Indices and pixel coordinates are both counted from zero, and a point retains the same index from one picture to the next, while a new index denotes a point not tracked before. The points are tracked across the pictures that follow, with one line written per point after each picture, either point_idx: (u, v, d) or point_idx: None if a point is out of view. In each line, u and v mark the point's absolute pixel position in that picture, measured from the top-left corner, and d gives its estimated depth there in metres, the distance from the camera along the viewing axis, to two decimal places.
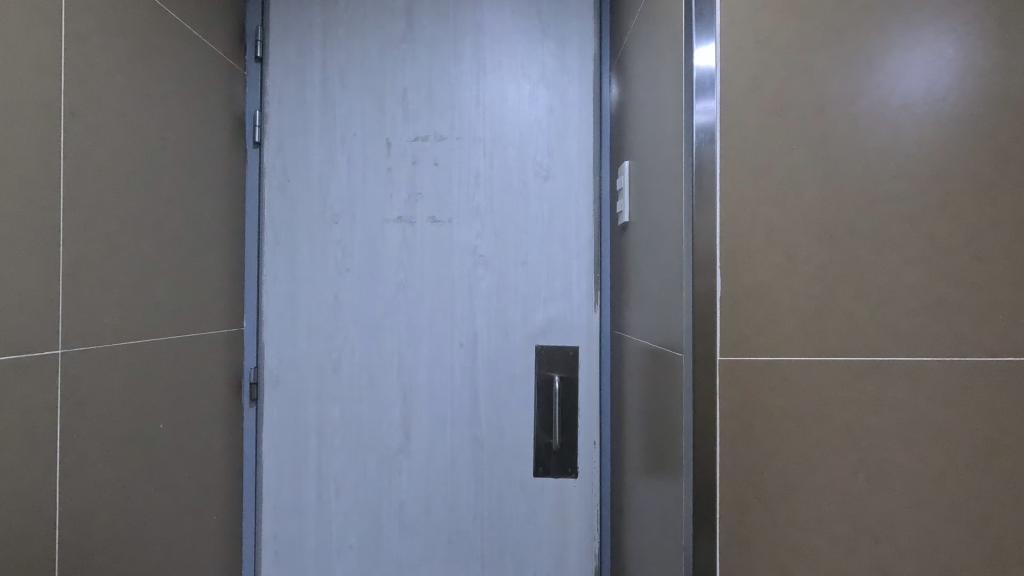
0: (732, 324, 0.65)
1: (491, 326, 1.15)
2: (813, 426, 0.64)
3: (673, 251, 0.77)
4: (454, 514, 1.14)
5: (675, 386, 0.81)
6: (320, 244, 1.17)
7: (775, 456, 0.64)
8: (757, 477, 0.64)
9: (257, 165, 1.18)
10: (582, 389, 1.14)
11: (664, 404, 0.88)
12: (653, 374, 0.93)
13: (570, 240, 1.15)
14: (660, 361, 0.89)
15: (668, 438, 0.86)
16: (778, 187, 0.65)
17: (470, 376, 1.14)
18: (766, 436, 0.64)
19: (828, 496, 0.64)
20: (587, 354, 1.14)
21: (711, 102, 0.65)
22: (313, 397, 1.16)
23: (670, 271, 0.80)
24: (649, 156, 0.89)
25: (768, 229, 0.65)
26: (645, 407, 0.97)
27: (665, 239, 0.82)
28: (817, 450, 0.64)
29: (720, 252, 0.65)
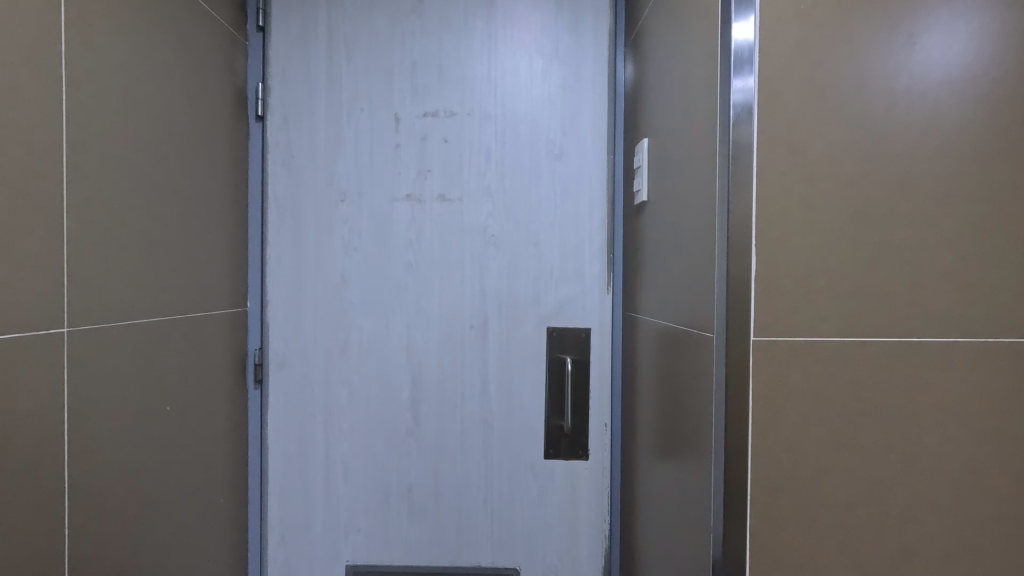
0: (767, 305, 0.63)
1: (503, 308, 1.13)
2: (844, 408, 0.63)
3: (696, 232, 0.75)
4: (464, 497, 1.13)
5: (691, 369, 0.80)
6: (327, 223, 1.13)
7: (806, 439, 0.63)
8: (788, 460, 0.63)
9: (259, 140, 1.14)
10: (594, 370, 1.12)
11: (678, 386, 0.87)
12: (668, 355, 0.91)
13: (583, 222, 1.13)
14: (675, 343, 0.88)
15: (683, 420, 0.85)
16: (815, 164, 0.63)
17: (481, 358, 1.13)
18: (798, 418, 0.63)
19: (857, 479, 0.63)
20: (599, 336, 1.13)
21: (750, 78, 0.63)
22: (319, 379, 1.13)
23: (691, 252, 0.78)
24: (670, 134, 0.87)
25: (805, 207, 0.63)
26: (659, 389, 0.96)
27: (686, 219, 0.80)
28: (848, 432, 0.63)
29: (755, 231, 0.63)
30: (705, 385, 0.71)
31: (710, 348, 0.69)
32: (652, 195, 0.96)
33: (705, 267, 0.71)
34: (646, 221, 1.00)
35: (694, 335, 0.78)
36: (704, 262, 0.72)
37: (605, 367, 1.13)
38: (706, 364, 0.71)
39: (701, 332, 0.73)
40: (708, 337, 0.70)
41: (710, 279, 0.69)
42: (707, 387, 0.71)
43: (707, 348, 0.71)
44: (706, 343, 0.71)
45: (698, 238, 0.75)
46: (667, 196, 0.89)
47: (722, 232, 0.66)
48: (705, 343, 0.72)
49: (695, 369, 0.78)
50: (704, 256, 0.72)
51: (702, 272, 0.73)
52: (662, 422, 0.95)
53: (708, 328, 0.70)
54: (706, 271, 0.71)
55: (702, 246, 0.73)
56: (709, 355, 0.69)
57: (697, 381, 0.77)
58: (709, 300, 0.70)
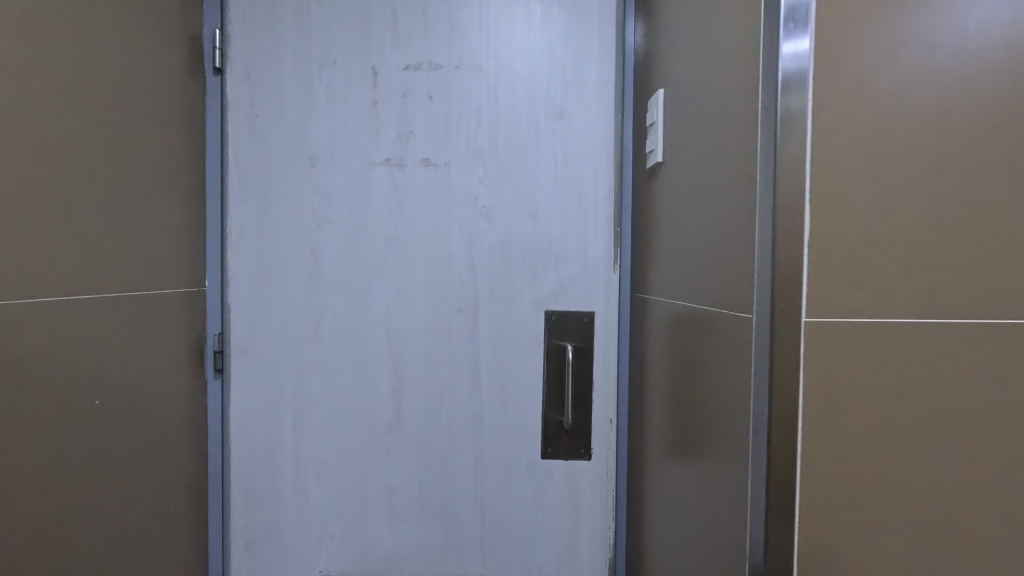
0: (823, 279, 0.51)
1: (496, 287, 0.99)
2: (914, 405, 0.51)
3: (726, 191, 0.61)
4: (451, 500, 1.00)
5: (713, 359, 0.67)
6: (296, 192, 1.00)
7: (864, 441, 0.52)
8: (843, 465, 0.52)
9: (218, 96, 1.00)
10: (598, 359, 0.99)
11: (697, 379, 0.74)
12: (685, 342, 0.78)
13: (587, 190, 0.99)
14: (694, 329, 0.74)
15: (703, 419, 0.72)
16: (885, 102, 0.50)
17: (471, 345, 1.00)
18: (856, 418, 0.51)
19: (927, 491, 0.52)
20: (604, 320, 1.00)
21: (804, 40, 0.50)
22: (288, 367, 1.01)
23: (717, 217, 0.64)
24: (691, 78, 0.73)
25: (868, 155, 0.50)
26: (674, 380, 0.83)
27: (710, 178, 0.67)
28: (918, 434, 0.51)
29: (809, 187, 0.51)
30: (737, 377, 0.58)
31: (746, 332, 0.56)
32: (667, 156, 0.82)
33: (740, 234, 0.58)
34: (658, 186, 0.87)
35: (719, 317, 0.64)
36: (737, 227, 0.59)
37: (611, 355, 1.00)
38: (739, 352, 0.58)
39: (733, 314, 0.60)
40: (744, 319, 0.57)
41: (748, 247, 0.56)
42: (740, 380, 0.58)
43: (741, 333, 0.57)
44: (741, 327, 0.57)
45: (728, 199, 0.61)
46: (687, 154, 0.75)
47: (767, 186, 0.52)
48: (738, 327, 0.58)
49: (719, 358, 0.65)
50: (739, 220, 0.58)
51: (735, 240, 0.59)
52: (675, 416, 0.82)
53: (743, 308, 0.57)
54: (741, 239, 0.57)
55: (735, 207, 0.59)
56: (744, 341, 0.56)
57: (722, 373, 0.64)
58: (746, 273, 0.56)
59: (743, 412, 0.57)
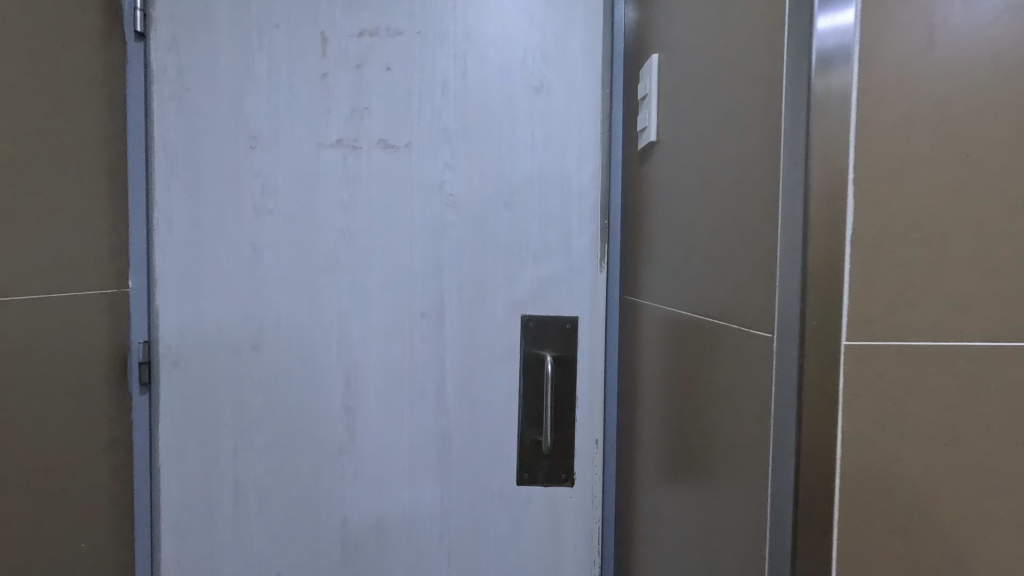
0: (871, 288, 0.39)
1: (465, 289, 0.86)
2: (978, 451, 0.40)
3: (739, 172, 0.48)
4: (413, 531, 0.88)
5: (717, 382, 0.54)
6: (233, 177, 0.86)
7: (916, 497, 0.40)
8: (889, 526, 0.40)
9: (142, 66, 0.86)
10: (581, 371, 0.87)
11: (696, 403, 0.61)
12: (681, 357, 0.66)
13: (570, 176, 0.86)
14: (693, 342, 0.62)
15: (703, 451, 0.59)
16: (952, 57, 0.38)
17: (436, 355, 0.87)
18: (906, 466, 0.40)
19: (991, 557, 0.41)
20: (589, 326, 0.87)
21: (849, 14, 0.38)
22: (227, 380, 0.88)
23: (725, 206, 0.51)
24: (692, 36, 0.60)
25: (924, 127, 0.39)
26: (668, 401, 0.71)
27: (716, 157, 0.53)
28: (983, 487, 0.40)
29: (854, 166, 0.39)
30: (753, 412, 0.46)
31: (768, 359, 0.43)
32: (662, 135, 0.69)
33: (757, 226, 0.45)
34: (651, 171, 0.75)
35: (726, 330, 0.52)
36: (754, 218, 0.45)
37: (597, 366, 0.87)
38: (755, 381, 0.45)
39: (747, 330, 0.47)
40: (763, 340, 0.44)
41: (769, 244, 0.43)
42: (755, 416, 0.45)
43: (758, 357, 0.44)
44: (759, 348, 0.44)
45: (742, 183, 0.48)
46: (686, 129, 0.62)
47: (798, 162, 0.39)
48: (754, 348, 0.45)
49: (725, 381, 0.52)
50: (757, 207, 0.45)
51: (752, 234, 0.46)
52: (671, 443, 0.70)
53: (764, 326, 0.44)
54: (762, 233, 0.44)
55: (750, 193, 0.46)
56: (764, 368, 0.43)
57: (728, 401, 0.52)
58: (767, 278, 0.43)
59: (762, 456, 0.44)
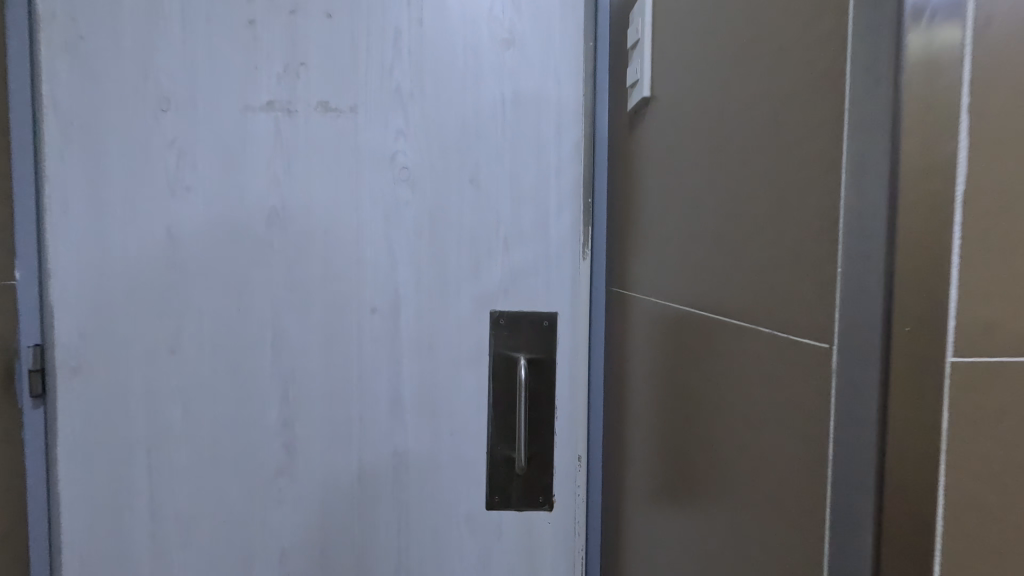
0: (990, 276, 0.27)
1: (423, 279, 0.73)
2: None
3: (772, 116, 0.35)
4: (364, 565, 0.75)
5: (729, 400, 0.42)
6: (142, 146, 0.72)
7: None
8: None
9: (26, 10, 0.70)
10: (562, 375, 0.74)
11: (698, 422, 0.49)
12: (680, 363, 0.53)
13: (546, 147, 0.73)
14: (695, 347, 0.50)
15: (707, 485, 0.47)
16: None
17: (389, 357, 0.73)
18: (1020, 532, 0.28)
19: None
20: (570, 323, 0.74)
21: None
22: (139, 390, 0.73)
23: (747, 165, 0.38)
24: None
25: None
26: (663, 412, 0.59)
27: (734, 102, 0.40)
28: None
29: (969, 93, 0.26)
30: (794, 447, 0.33)
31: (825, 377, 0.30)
32: (658, 89, 0.57)
33: (804, 187, 0.32)
34: (643, 137, 0.62)
35: (747, 334, 0.39)
36: (798, 178, 0.32)
37: (581, 370, 0.75)
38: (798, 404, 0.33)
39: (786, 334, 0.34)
40: (816, 349, 0.31)
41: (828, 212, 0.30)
42: (798, 454, 0.33)
43: (808, 372, 0.32)
44: (809, 360, 0.32)
45: (775, 131, 0.35)
46: (689, 75, 0.49)
47: (880, 82, 0.26)
48: (798, 359, 0.33)
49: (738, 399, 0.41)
50: (804, 162, 0.32)
51: (794, 200, 0.33)
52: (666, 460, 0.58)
53: (818, 328, 0.31)
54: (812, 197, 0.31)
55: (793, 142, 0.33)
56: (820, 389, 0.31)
57: (747, 429, 0.39)
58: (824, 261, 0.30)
59: (816, 516, 0.31)
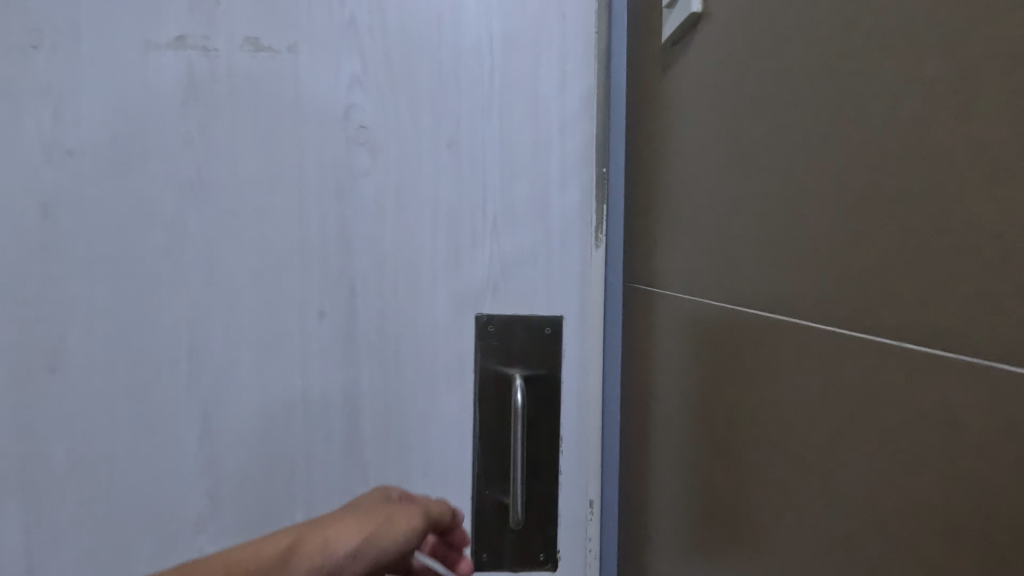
0: None
1: (386, 274, 0.55)
2: None
3: (906, 20, 0.23)
4: None
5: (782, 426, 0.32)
6: (9, 96, 0.54)
7: None
8: None
9: None
10: (567, 397, 0.58)
11: (728, 451, 0.39)
12: (705, 373, 0.43)
13: (549, 96, 0.55)
14: (729, 355, 0.39)
15: (739, 529, 0.37)
16: None
17: (344, 374, 0.56)
18: None
19: None
20: (578, 330, 0.58)
21: None
22: (9, 421, 0.55)
23: (838, 107, 0.27)
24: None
25: None
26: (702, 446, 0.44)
27: (825, 16, 0.29)
28: None
29: None
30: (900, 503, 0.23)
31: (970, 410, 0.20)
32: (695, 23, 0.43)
33: (956, 122, 0.21)
34: (682, 83, 0.47)
35: (823, 342, 0.28)
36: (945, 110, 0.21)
37: (594, 389, 0.59)
38: (911, 445, 0.23)
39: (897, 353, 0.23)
40: (959, 366, 0.21)
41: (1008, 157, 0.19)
42: (911, 513, 0.23)
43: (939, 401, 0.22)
44: (942, 388, 0.21)
45: (931, 30, 0.22)
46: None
47: None
48: (923, 384, 0.22)
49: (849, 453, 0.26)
50: (955, 83, 0.21)
51: (932, 144, 0.22)
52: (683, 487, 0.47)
53: (973, 337, 0.20)
54: (983, 133, 0.20)
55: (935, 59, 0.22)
56: (964, 428, 0.21)
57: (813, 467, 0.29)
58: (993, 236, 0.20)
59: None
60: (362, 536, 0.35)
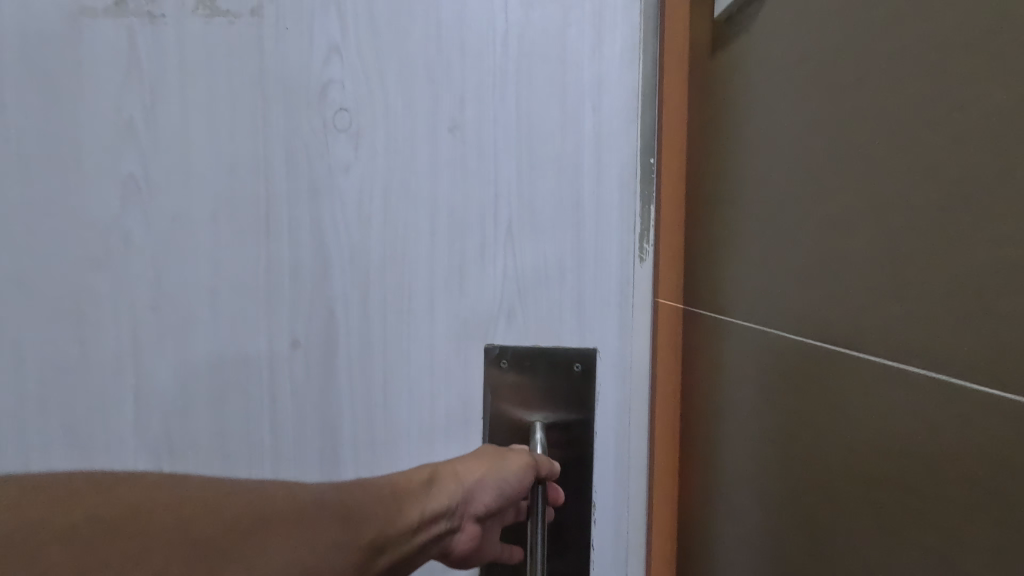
0: None
1: (372, 295, 0.44)
2: None
3: None
4: None
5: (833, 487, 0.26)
6: None
7: None
8: None
9: None
10: (603, 458, 0.44)
11: (760, 493, 0.33)
12: (738, 400, 0.37)
13: (580, 65, 0.42)
14: (812, 403, 0.28)
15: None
16: None
17: (320, 420, 0.45)
18: None
19: None
20: (616, 372, 0.44)
21: None
22: None
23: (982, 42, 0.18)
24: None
25: None
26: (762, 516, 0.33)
27: None
28: None
29: None
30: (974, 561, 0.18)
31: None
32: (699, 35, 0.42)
33: None
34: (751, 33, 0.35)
35: (854, 374, 0.24)
36: (994, 66, 0.17)
37: (638, 450, 0.45)
38: (978, 482, 0.18)
39: (994, 383, 0.17)
40: None
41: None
42: None
43: (987, 444, 0.17)
44: (983, 419, 0.17)
45: None
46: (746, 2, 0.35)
47: None
48: (964, 414, 0.18)
49: None
50: None
51: None
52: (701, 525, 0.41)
53: None
54: None
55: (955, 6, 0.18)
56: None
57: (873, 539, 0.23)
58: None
59: None
60: (489, 464, 0.37)
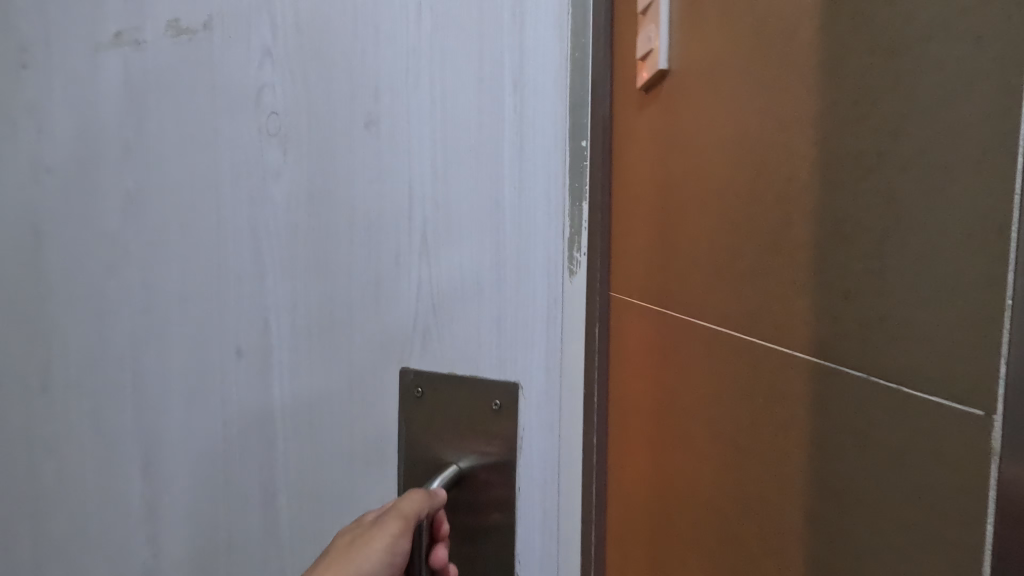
0: None
1: (299, 307, 0.42)
2: None
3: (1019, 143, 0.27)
4: None
5: (838, 483, 0.38)
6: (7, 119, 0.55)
7: None
8: None
9: None
10: (526, 522, 0.35)
11: (902, 556, 0.33)
12: (843, 454, 0.38)
13: (501, 31, 0.34)
14: (903, 441, 0.33)
15: None
16: None
17: (258, 431, 0.44)
18: None
19: None
20: (540, 415, 0.35)
21: None
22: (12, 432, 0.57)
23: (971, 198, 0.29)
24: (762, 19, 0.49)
25: None
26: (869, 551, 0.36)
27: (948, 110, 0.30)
28: None
29: None
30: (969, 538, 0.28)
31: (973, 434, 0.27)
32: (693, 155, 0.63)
33: None
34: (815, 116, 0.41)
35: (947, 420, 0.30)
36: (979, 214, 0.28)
37: (570, 517, 0.35)
38: None
39: None
40: None
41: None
42: None
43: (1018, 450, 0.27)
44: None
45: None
46: (719, 147, 0.56)
47: None
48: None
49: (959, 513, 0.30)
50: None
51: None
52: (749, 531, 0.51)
53: None
54: None
55: (934, 186, 0.31)
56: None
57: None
58: (974, 273, 0.29)
59: None
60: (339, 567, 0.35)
